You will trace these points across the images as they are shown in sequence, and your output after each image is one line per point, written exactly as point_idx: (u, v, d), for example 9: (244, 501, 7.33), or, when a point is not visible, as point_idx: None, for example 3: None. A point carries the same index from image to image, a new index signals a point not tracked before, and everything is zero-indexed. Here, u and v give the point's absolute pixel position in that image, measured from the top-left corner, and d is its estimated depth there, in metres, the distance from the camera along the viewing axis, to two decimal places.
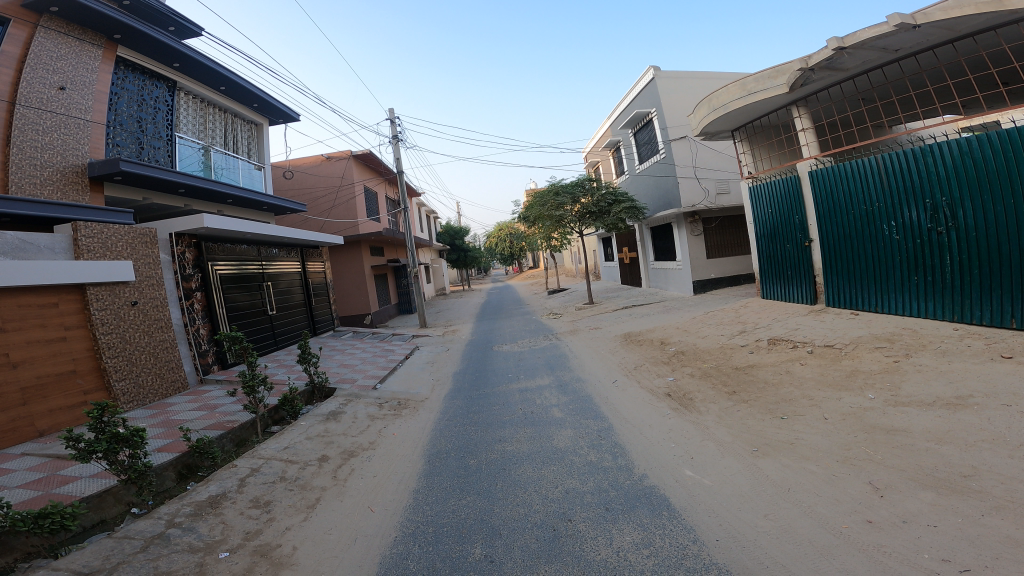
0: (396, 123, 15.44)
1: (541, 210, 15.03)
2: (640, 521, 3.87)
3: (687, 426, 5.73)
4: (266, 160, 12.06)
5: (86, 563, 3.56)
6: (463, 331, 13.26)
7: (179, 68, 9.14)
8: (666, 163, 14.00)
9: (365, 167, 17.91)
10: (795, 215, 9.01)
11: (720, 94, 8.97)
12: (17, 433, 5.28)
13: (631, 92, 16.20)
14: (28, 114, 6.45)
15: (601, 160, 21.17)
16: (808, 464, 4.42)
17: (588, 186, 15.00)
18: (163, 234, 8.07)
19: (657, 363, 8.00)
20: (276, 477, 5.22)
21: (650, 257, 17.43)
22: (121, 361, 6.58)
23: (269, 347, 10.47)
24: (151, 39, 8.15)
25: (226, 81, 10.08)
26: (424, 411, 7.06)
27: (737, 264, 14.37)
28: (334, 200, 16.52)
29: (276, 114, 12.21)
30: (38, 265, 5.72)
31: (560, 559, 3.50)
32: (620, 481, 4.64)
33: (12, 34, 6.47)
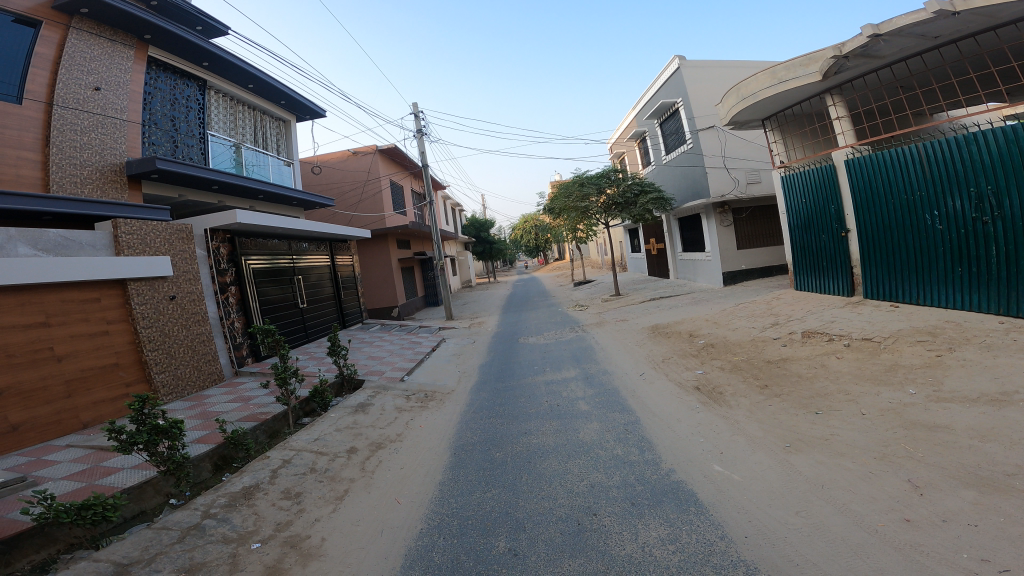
0: (421, 118, 15.43)
1: (566, 201, 14.80)
2: (666, 517, 3.85)
3: (716, 421, 5.65)
4: (295, 157, 12.25)
5: (126, 553, 3.69)
6: (489, 323, 13.38)
7: (209, 67, 9.30)
8: (694, 152, 13.67)
9: (390, 161, 18.02)
10: (831, 204, 8.67)
11: (749, 83, 8.67)
12: (61, 425, 5.56)
13: (655, 82, 15.88)
14: (65, 114, 6.66)
15: (626, 151, 20.91)
16: (843, 460, 4.31)
17: (614, 176, 14.72)
18: (199, 229, 8.30)
19: (685, 355, 7.89)
20: (307, 468, 5.38)
21: (677, 248, 17.12)
22: (161, 354, 6.84)
23: (300, 340, 10.72)
24: (181, 39, 8.30)
25: (254, 79, 10.23)
26: (451, 403, 7.14)
27: (769, 255, 14.01)
28: (360, 194, 16.71)
29: (303, 111, 12.35)
30: (77, 260, 5.97)
31: (583, 553, 3.52)
32: (647, 475, 4.62)
33: (45, 36, 6.66)
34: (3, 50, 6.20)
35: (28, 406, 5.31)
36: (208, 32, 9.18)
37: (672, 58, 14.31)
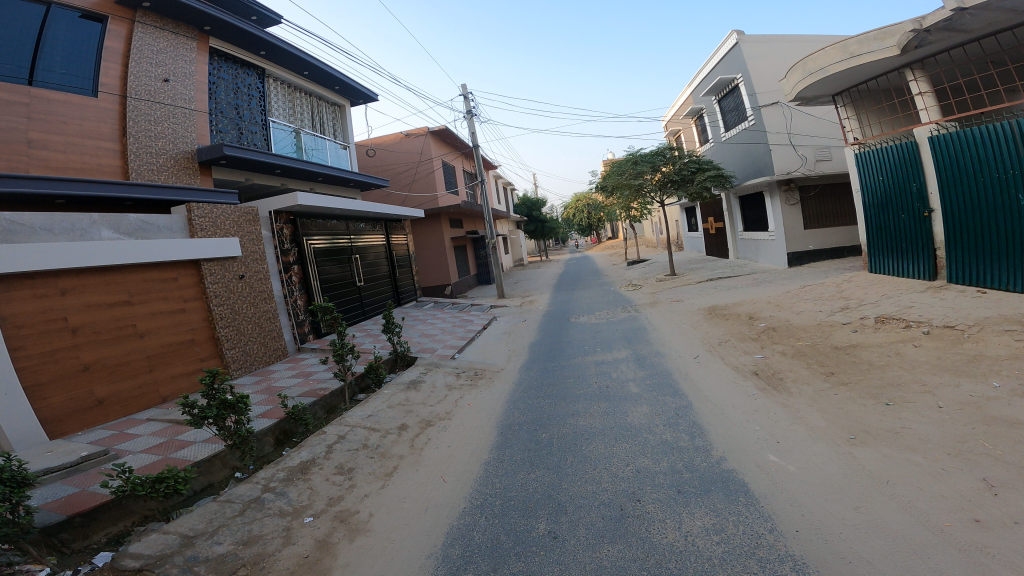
0: (470, 100, 15.07)
1: (619, 179, 14.38)
2: (713, 507, 3.79)
3: (775, 408, 5.42)
4: (351, 141, 12.50)
5: (192, 526, 4.04)
6: (540, 301, 13.42)
7: (266, 55, 9.61)
8: (755, 129, 12.92)
9: (442, 141, 17.98)
10: (911, 183, 7.93)
11: (817, 57, 8.14)
12: (143, 398, 6.17)
13: (712, 58, 15.22)
14: (138, 106, 7.10)
15: (682, 128, 19.96)
16: (912, 455, 4.04)
17: (669, 154, 14.18)
18: (264, 211, 8.75)
19: (744, 339, 7.58)
20: (360, 444, 5.69)
21: (737, 228, 16.26)
22: (232, 331, 7.39)
23: (357, 317, 11.16)
24: (237, 29, 8.57)
25: (309, 66, 10.46)
26: (500, 380, 7.31)
27: (840, 235, 13.13)
28: (413, 175, 16.90)
29: (358, 96, 12.63)
30: (152, 243, 6.44)
31: (624, 539, 3.55)
32: (696, 463, 4.54)
33: (112, 30, 7.02)
34: (76, 47, 6.60)
35: (113, 381, 5.91)
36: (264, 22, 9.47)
37: (731, 33, 13.64)
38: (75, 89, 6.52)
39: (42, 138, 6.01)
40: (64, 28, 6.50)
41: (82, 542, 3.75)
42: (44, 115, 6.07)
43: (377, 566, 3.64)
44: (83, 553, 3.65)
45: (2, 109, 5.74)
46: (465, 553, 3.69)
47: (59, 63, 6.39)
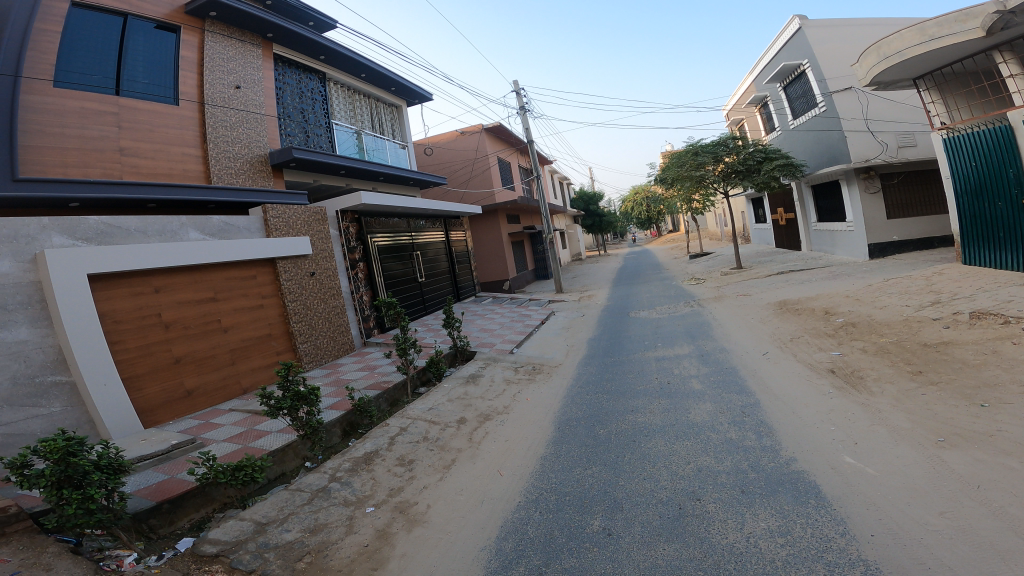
0: (521, 95, 14.99)
1: (680, 171, 14.08)
2: (779, 508, 3.53)
3: (853, 408, 4.92)
4: (408, 139, 13.03)
5: (265, 513, 4.37)
6: (598, 295, 13.33)
7: (325, 60, 10.08)
8: (828, 117, 12.45)
9: (497, 139, 18.15)
10: (1008, 168, 7.42)
11: (891, 41, 8.12)
12: (227, 389, 6.71)
13: (774, 43, 14.67)
14: (215, 112, 7.61)
15: (744, 117, 19.05)
16: (1007, 459, 3.66)
17: (732, 143, 13.62)
18: (332, 210, 9.20)
19: (819, 335, 7.16)
20: (420, 436, 5.89)
21: (809, 219, 15.36)
22: (304, 325, 7.90)
23: (419, 312, 11.51)
24: (297, 35, 9.00)
25: (365, 68, 10.89)
26: (558, 376, 7.32)
27: (927, 224, 12.18)
28: (469, 172, 17.10)
29: (412, 95, 13.06)
30: (232, 243, 6.95)
31: (680, 539, 3.40)
32: (762, 463, 4.19)
33: (186, 40, 7.51)
34: (155, 58, 7.11)
35: (200, 372, 6.45)
36: (320, 27, 9.85)
37: (791, 19, 13.17)
38: (158, 98, 7.06)
39: (133, 146, 6.55)
40: (142, 41, 7.01)
41: (169, 527, 4.18)
42: (132, 124, 6.61)
43: (430, 557, 3.70)
44: (169, 538, 4.07)
45: (97, 119, 6.28)
46: (517, 546, 3.67)
47: (142, 73, 6.93)
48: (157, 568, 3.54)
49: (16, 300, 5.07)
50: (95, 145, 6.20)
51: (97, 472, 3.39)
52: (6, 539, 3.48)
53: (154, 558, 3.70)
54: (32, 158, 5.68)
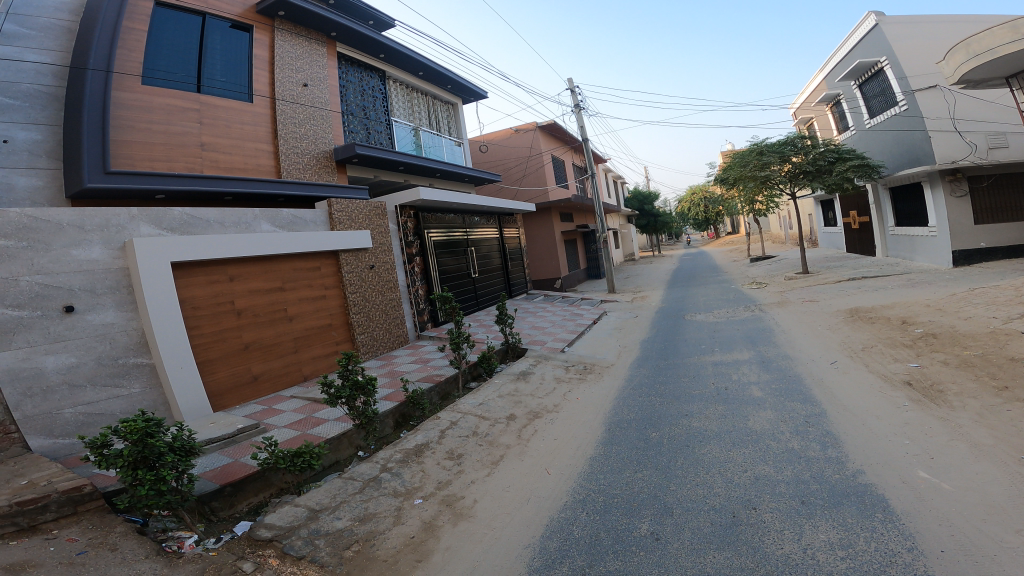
0: (576, 93, 14.84)
1: (742, 171, 13.57)
2: (841, 521, 3.35)
3: (930, 422, 4.59)
4: (464, 137, 13.18)
5: (319, 500, 4.54)
6: (653, 297, 13.08)
7: (385, 58, 10.33)
8: (909, 116, 11.76)
9: (552, 137, 18.12)
10: None
11: (982, 38, 7.56)
12: (289, 376, 7.02)
13: (847, 39, 13.94)
14: (285, 109, 7.94)
15: (813, 117, 18.21)
16: None
17: (800, 143, 13.06)
18: (391, 205, 9.44)
19: (894, 346, 6.73)
20: (470, 431, 5.96)
21: (886, 223, 14.49)
22: (363, 317, 8.16)
23: (472, 307, 11.64)
24: (359, 34, 9.29)
25: (423, 67, 11.11)
26: (609, 377, 7.24)
27: (1021, 230, 11.24)
28: (524, 170, 17.08)
29: (469, 94, 13.22)
30: (299, 235, 7.25)
31: (732, 547, 3.29)
32: (826, 474, 3.97)
33: (258, 39, 7.87)
34: (231, 57, 7.48)
35: (266, 359, 6.78)
36: (380, 26, 10.10)
37: (867, 15, 12.51)
38: (234, 96, 7.43)
39: (212, 142, 6.94)
40: (220, 41, 7.40)
41: (229, 510, 4.40)
42: (212, 120, 6.99)
43: (473, 552, 3.75)
44: (228, 521, 4.29)
45: (180, 115, 6.67)
46: (562, 546, 3.67)
47: (220, 72, 7.31)
48: (215, 551, 3.75)
49: (105, 285, 5.48)
50: (178, 140, 6.59)
51: (171, 454, 3.64)
52: (73, 520, 3.79)
53: (213, 540, 3.92)
54: (122, 153, 6.11)
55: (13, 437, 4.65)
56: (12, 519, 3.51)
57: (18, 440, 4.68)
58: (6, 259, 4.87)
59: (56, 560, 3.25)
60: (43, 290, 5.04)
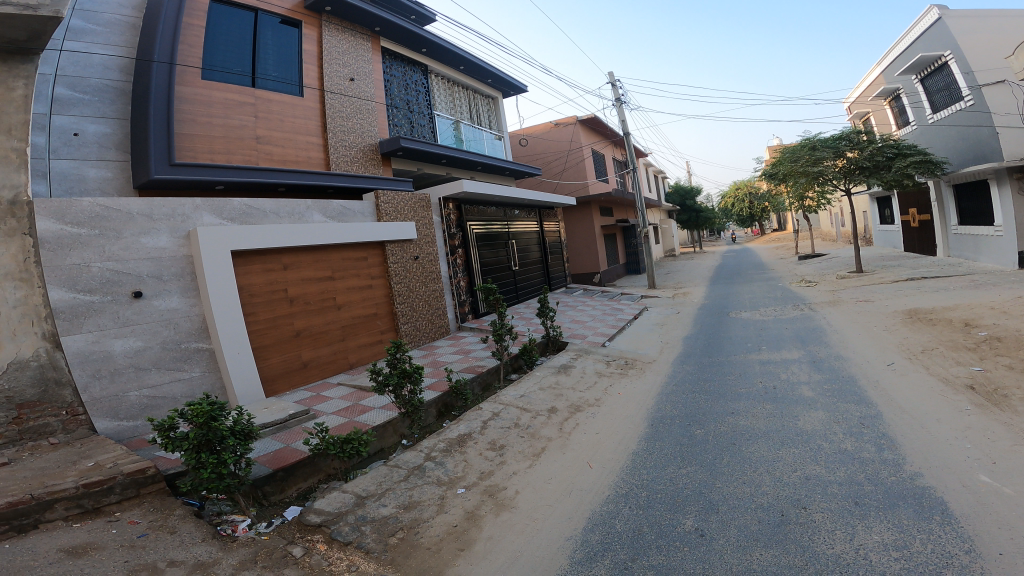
0: (618, 87, 14.67)
1: (792, 166, 13.16)
2: (897, 522, 3.28)
3: (994, 427, 4.43)
4: (504, 131, 13.20)
5: (365, 487, 4.65)
6: (694, 293, 12.91)
7: (427, 53, 10.41)
8: (975, 112, 11.29)
9: (592, 131, 17.99)
10: None
11: None
12: (337, 363, 7.19)
13: (908, 32, 13.44)
14: (333, 102, 8.09)
15: (869, 112, 17.60)
16: None
17: (856, 138, 12.69)
18: (435, 198, 9.53)
19: (956, 349, 6.48)
20: (512, 423, 6.02)
21: (948, 221, 13.97)
22: (407, 307, 8.29)
23: (512, 300, 11.68)
24: (402, 29, 9.38)
25: (464, 61, 11.15)
26: (651, 373, 7.19)
27: None
28: (564, 164, 17.02)
29: (509, 87, 13.22)
30: (348, 225, 7.40)
31: (780, 545, 3.26)
32: (881, 476, 3.89)
33: (307, 34, 8.01)
34: (282, 52, 7.65)
35: (316, 347, 6.96)
36: (421, 21, 10.19)
37: (930, 8, 12.03)
38: (286, 89, 7.60)
39: (267, 135, 7.12)
40: (272, 36, 7.55)
41: (279, 494, 4.56)
42: (267, 114, 7.18)
43: (516, 542, 3.80)
44: (278, 505, 4.44)
45: (237, 109, 6.85)
46: (605, 539, 3.68)
47: (273, 67, 7.47)
48: (266, 535, 3.88)
49: (171, 272, 5.73)
50: (237, 133, 6.79)
51: (232, 438, 3.77)
52: (136, 501, 4.00)
53: (264, 524, 4.05)
54: (186, 145, 6.33)
55: (80, 420, 4.88)
56: (77, 501, 3.72)
57: (85, 422, 4.91)
58: (81, 245, 5.09)
59: (119, 541, 3.45)
60: (113, 276, 5.29)
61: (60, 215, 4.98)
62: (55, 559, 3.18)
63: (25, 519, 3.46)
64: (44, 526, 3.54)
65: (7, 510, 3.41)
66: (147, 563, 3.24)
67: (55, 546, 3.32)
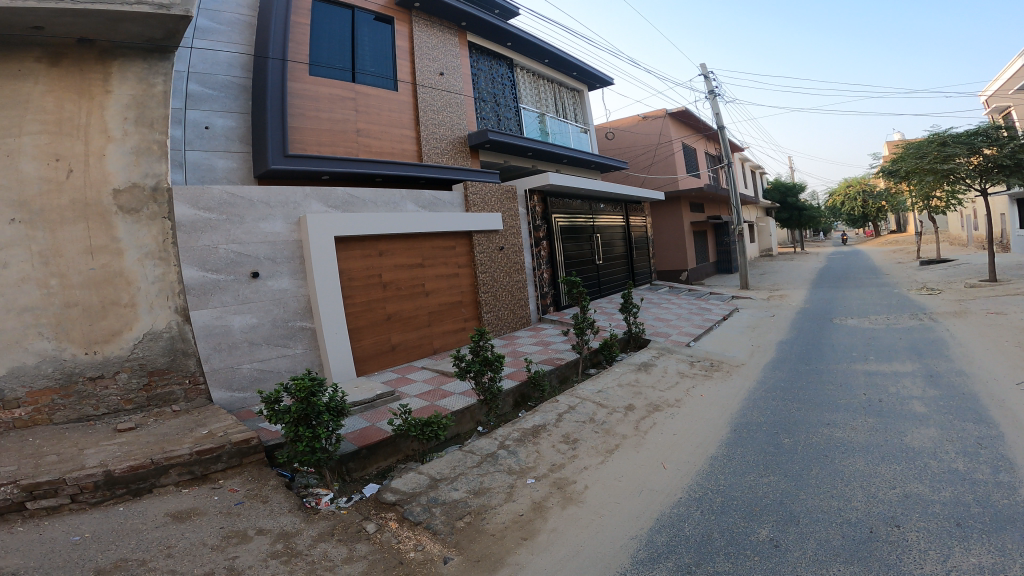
0: (710, 79, 14.05)
1: (918, 163, 11.93)
2: (1004, 548, 2.91)
3: None
4: (590, 123, 13.11)
5: (439, 470, 4.81)
6: (793, 296, 12.12)
7: (512, 47, 10.53)
8: None
9: (682, 124, 17.37)
10: None
11: None
12: (423, 347, 7.50)
13: None
14: (425, 96, 8.45)
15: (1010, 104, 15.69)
16: None
17: (995, 133, 11.27)
18: (522, 189, 9.63)
19: None
20: (587, 417, 5.96)
21: None
22: (490, 296, 8.47)
23: (595, 294, 11.54)
24: (488, 24, 9.56)
25: (549, 54, 11.19)
26: (738, 377, 6.82)
27: None
28: (651, 157, 16.58)
29: (595, 79, 13.09)
30: (439, 216, 7.68)
31: (862, 562, 3.00)
32: (994, 498, 3.45)
33: (398, 30, 8.38)
34: (377, 46, 8.07)
35: (404, 330, 7.31)
36: (505, 15, 10.30)
37: None
38: (382, 83, 8.02)
39: (366, 128, 7.58)
40: (368, 31, 7.99)
41: (361, 471, 4.84)
42: (366, 108, 7.62)
43: (579, 536, 3.77)
44: (359, 481, 4.71)
45: (339, 103, 7.33)
46: (670, 541, 3.56)
47: (370, 63, 7.91)
48: (345, 510, 4.12)
49: (284, 255, 6.28)
50: (340, 127, 7.28)
51: (327, 414, 4.07)
52: (238, 470, 4.42)
53: (345, 499, 4.31)
54: (297, 137, 6.88)
55: (200, 389, 5.43)
56: (189, 467, 4.17)
57: (204, 391, 5.45)
58: (210, 229, 5.70)
59: (218, 508, 3.86)
60: (236, 257, 5.87)
61: (194, 201, 5.59)
62: (162, 523, 3.62)
63: (142, 483, 3.95)
64: (158, 490, 4.02)
65: (128, 474, 3.91)
66: (239, 531, 3.60)
67: (163, 510, 3.78)
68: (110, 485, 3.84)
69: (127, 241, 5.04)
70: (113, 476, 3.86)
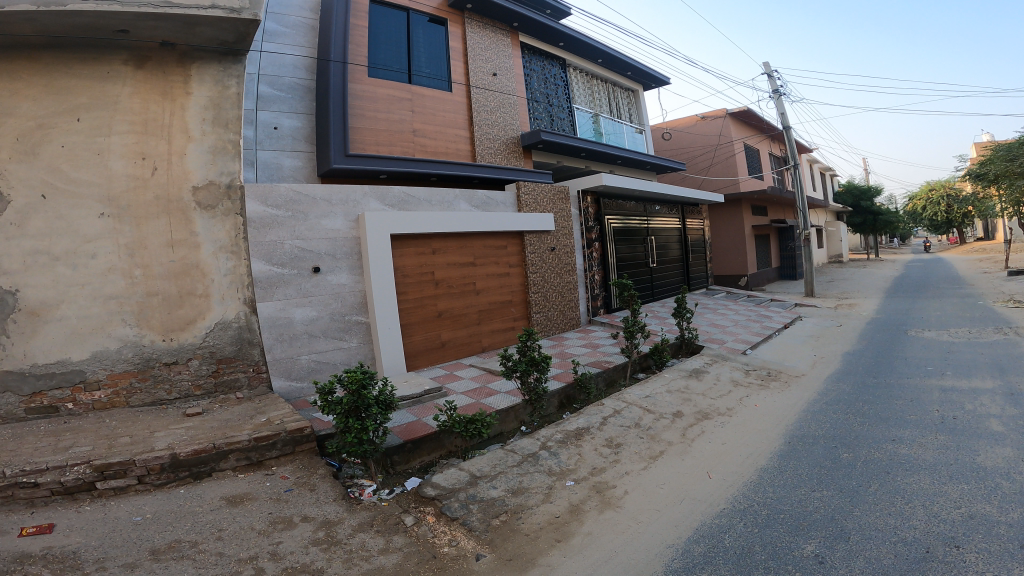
0: (775, 78, 13.51)
1: (1009, 165, 11.02)
2: None
3: None
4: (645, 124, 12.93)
5: (480, 468, 4.83)
6: (864, 305, 11.41)
7: (564, 47, 10.53)
8: None
9: (744, 124, 16.79)
10: None
11: None
12: (471, 345, 7.59)
13: None
14: (479, 97, 8.60)
15: None
16: None
17: None
18: (574, 190, 9.57)
19: None
20: (632, 422, 5.82)
21: None
22: (540, 296, 8.47)
23: (648, 298, 11.30)
24: (540, 24, 9.63)
25: (603, 54, 11.13)
26: (797, 388, 6.47)
27: None
28: (710, 159, 16.12)
29: (651, 79, 12.89)
30: (491, 215, 7.77)
31: None
32: None
33: (452, 31, 8.57)
34: (432, 47, 8.30)
35: (454, 327, 7.42)
36: (558, 15, 10.32)
37: None
38: (437, 84, 8.24)
39: (422, 128, 7.80)
40: (423, 33, 8.22)
41: (405, 464, 4.93)
42: (422, 108, 7.85)
43: (614, 541, 3.67)
44: (402, 474, 4.80)
45: (396, 104, 7.59)
46: (707, 552, 3.40)
47: (425, 64, 8.14)
48: (387, 501, 4.20)
49: (343, 251, 6.53)
50: (397, 127, 7.53)
51: (375, 407, 4.18)
52: (290, 458, 4.61)
53: (387, 491, 4.40)
54: (357, 137, 7.16)
55: (262, 377, 5.73)
56: (246, 453, 4.39)
57: (265, 379, 5.75)
58: (276, 225, 6.01)
59: (268, 494, 4.05)
60: (299, 252, 6.17)
61: (263, 198, 5.92)
62: (216, 506, 3.82)
63: (202, 467, 4.19)
64: (217, 474, 4.25)
65: (190, 457, 4.15)
66: (285, 517, 3.75)
67: (219, 494, 4.00)
68: (174, 467, 4.08)
69: (203, 236, 5.42)
70: (177, 459, 4.10)
